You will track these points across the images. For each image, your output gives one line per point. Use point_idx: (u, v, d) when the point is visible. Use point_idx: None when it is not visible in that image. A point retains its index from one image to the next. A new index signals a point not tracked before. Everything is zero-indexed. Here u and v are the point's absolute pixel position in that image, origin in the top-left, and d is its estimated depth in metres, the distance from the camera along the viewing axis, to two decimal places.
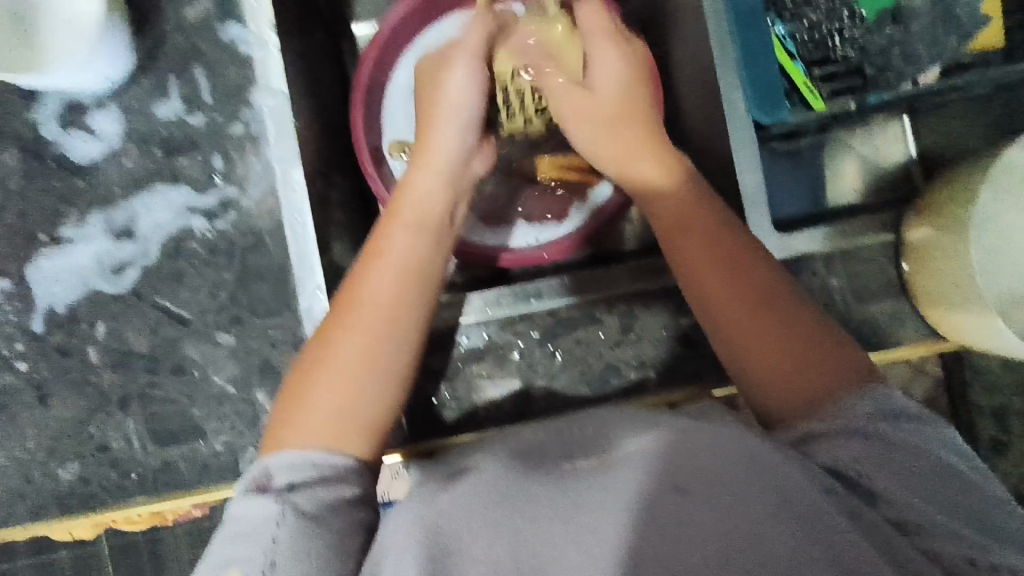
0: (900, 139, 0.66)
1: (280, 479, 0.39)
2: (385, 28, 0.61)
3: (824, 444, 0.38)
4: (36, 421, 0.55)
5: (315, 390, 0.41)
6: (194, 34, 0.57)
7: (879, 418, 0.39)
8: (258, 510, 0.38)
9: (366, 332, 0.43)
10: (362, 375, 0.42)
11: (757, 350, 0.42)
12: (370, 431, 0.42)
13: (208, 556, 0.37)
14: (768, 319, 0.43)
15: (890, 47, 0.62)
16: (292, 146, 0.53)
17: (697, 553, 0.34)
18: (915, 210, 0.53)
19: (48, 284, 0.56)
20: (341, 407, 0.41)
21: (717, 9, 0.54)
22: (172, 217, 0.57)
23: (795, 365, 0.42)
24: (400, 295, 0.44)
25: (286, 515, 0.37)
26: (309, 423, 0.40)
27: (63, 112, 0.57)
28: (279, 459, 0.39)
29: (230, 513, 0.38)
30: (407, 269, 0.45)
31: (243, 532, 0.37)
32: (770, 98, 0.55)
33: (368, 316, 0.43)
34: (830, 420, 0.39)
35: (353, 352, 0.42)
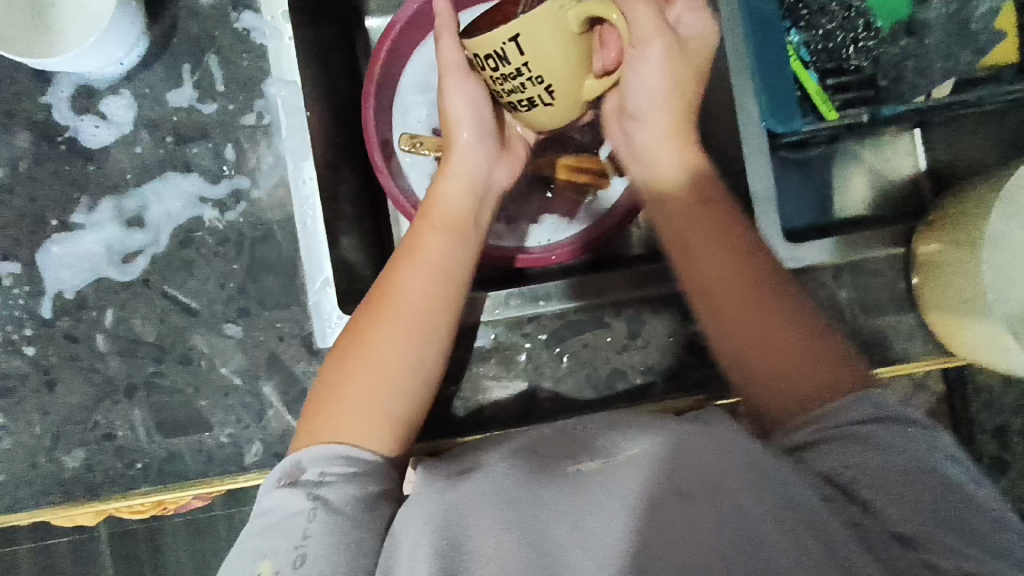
0: (910, 152, 0.66)
1: (312, 472, 0.40)
2: (399, 20, 0.59)
3: (822, 452, 0.39)
4: (43, 406, 0.55)
5: (349, 379, 0.43)
6: (209, 23, 0.57)
7: (878, 422, 0.39)
8: (289, 503, 0.38)
9: (400, 327, 0.44)
10: (396, 367, 0.43)
11: (774, 359, 0.43)
12: (394, 429, 0.43)
13: (239, 549, 0.38)
14: (781, 328, 0.43)
15: (905, 59, 0.62)
16: (306, 141, 0.55)
17: (704, 558, 0.34)
18: (924, 225, 0.54)
19: (57, 271, 0.56)
20: (371, 398, 0.42)
21: (734, 18, 0.55)
22: (183, 206, 0.57)
23: (810, 374, 0.42)
24: (431, 293, 0.45)
25: (316, 510, 0.38)
26: (345, 411, 0.42)
27: (76, 98, 0.57)
28: (311, 453, 0.41)
29: (259, 507, 0.39)
30: (434, 268, 0.46)
31: (274, 521, 0.38)
32: (785, 106, 0.55)
33: (400, 311, 0.44)
34: (830, 425, 0.39)
35: (385, 346, 0.44)
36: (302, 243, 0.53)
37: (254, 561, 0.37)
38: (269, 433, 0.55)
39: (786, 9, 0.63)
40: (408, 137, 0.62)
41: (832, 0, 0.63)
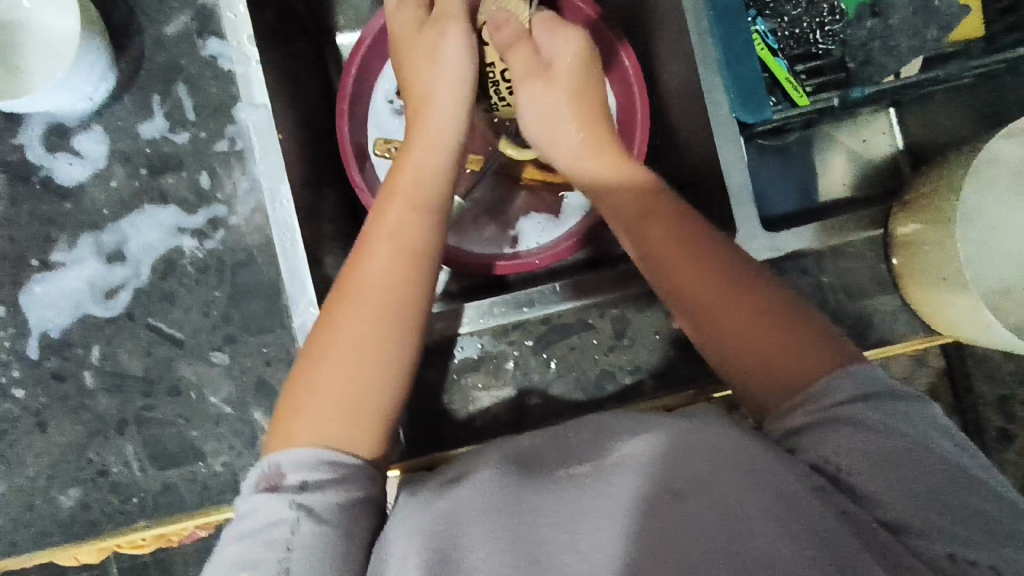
0: (886, 131, 0.66)
1: (293, 478, 0.38)
2: (367, 36, 0.61)
3: (808, 440, 0.38)
4: (35, 447, 0.55)
5: (320, 373, 0.41)
6: (176, 54, 0.57)
7: (861, 401, 0.39)
8: (271, 511, 0.37)
9: (367, 315, 0.42)
10: (368, 355, 0.42)
11: (750, 346, 0.42)
12: (373, 425, 0.41)
13: (217, 556, 0.37)
14: (750, 313, 0.43)
15: (872, 40, 0.62)
16: (279, 164, 0.53)
17: (697, 555, 0.34)
18: (898, 205, 0.54)
19: (41, 311, 0.56)
20: (346, 392, 0.41)
21: (698, 12, 0.55)
22: (162, 238, 0.57)
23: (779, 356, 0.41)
24: (397, 274, 0.44)
25: (301, 519, 0.37)
26: (316, 409, 0.40)
27: (49, 138, 0.57)
28: (288, 456, 0.39)
29: (237, 512, 0.38)
30: (400, 245, 0.45)
31: (256, 528, 0.37)
32: (754, 97, 0.55)
33: (366, 297, 0.43)
34: (822, 408, 0.39)
35: (354, 337, 0.42)
36: (283, 265, 0.52)
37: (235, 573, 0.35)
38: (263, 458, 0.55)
39: None
40: (382, 142, 0.62)
41: None
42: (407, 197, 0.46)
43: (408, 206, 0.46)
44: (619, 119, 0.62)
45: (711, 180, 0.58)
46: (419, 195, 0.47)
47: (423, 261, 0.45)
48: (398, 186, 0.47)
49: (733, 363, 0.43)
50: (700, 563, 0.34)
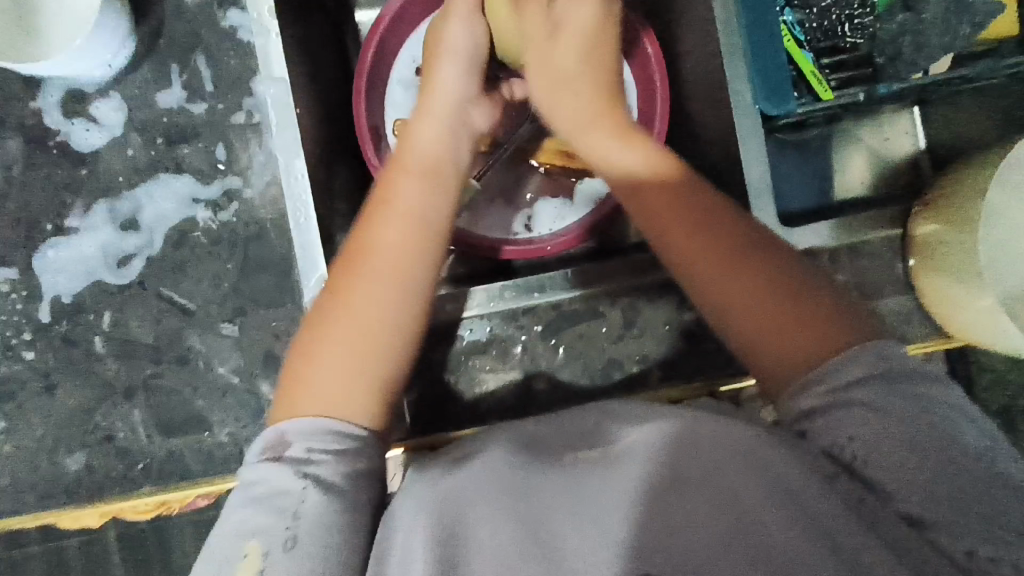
0: (909, 131, 0.65)
1: (298, 448, 0.38)
2: (388, 14, 0.61)
3: (821, 424, 0.38)
4: (44, 410, 0.56)
5: (325, 340, 0.41)
6: (196, 22, 0.57)
7: (873, 382, 0.37)
8: (277, 480, 0.37)
9: (375, 281, 0.42)
10: (374, 322, 0.42)
11: (754, 323, 0.41)
12: (373, 395, 0.41)
13: (222, 523, 0.37)
14: (755, 289, 0.42)
15: (902, 35, 0.60)
16: (295, 138, 0.53)
17: (699, 541, 0.34)
18: (922, 205, 0.52)
19: (53, 275, 0.57)
20: (353, 359, 0.41)
21: (725, 1, 0.53)
22: (175, 208, 0.57)
23: (789, 336, 0.40)
24: (407, 242, 0.44)
25: (308, 489, 0.37)
26: (321, 377, 0.40)
27: (66, 102, 0.57)
28: (295, 425, 0.39)
29: (244, 479, 0.38)
30: (407, 214, 0.45)
31: (262, 495, 0.37)
32: (779, 89, 0.54)
33: (375, 264, 0.43)
34: (832, 390, 0.38)
35: (362, 302, 0.42)
36: (295, 240, 0.52)
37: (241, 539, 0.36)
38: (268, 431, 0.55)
39: None
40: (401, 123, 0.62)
41: None
42: (416, 172, 0.47)
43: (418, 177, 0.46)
44: (639, 105, 0.62)
45: (729, 171, 0.57)
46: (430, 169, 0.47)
47: (433, 230, 0.45)
48: (407, 158, 0.48)
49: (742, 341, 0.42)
50: (701, 550, 0.34)
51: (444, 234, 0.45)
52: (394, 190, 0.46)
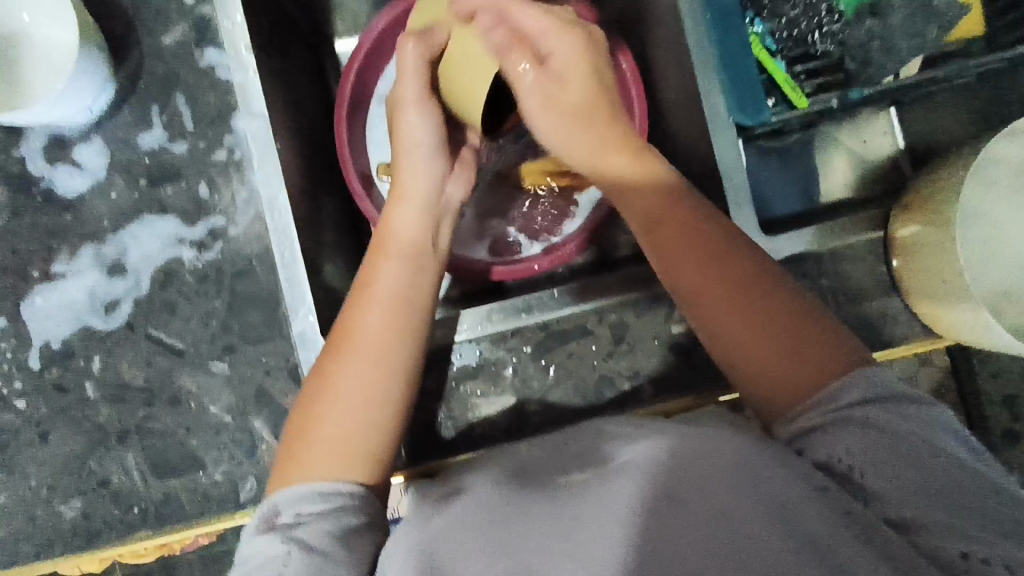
0: (887, 132, 0.65)
1: (287, 515, 0.38)
2: (364, 45, 0.62)
3: (820, 440, 0.38)
4: (37, 458, 0.56)
5: (318, 421, 0.41)
6: (174, 64, 0.57)
7: (872, 404, 0.38)
8: (266, 549, 0.37)
9: (363, 368, 0.42)
10: (362, 399, 0.42)
11: (768, 364, 0.41)
12: (369, 457, 0.41)
13: None
14: (764, 327, 0.42)
15: (871, 41, 0.61)
16: (277, 173, 0.54)
17: (692, 556, 0.33)
18: (900, 207, 0.53)
19: (42, 322, 0.57)
20: (342, 435, 0.41)
21: (697, 16, 0.54)
22: (160, 249, 0.57)
23: (792, 371, 0.41)
24: (388, 323, 0.44)
25: (291, 552, 0.36)
26: (314, 453, 0.40)
27: (49, 150, 0.57)
28: (285, 495, 0.39)
29: (237, 554, 0.38)
30: (391, 295, 0.45)
31: (253, 567, 0.36)
32: (751, 100, 0.56)
33: (360, 350, 0.43)
34: (830, 412, 0.39)
35: (352, 385, 0.42)
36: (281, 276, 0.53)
37: None
38: (262, 467, 0.55)
39: (748, 0, 0.63)
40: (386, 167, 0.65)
41: None
42: (398, 257, 0.47)
43: (397, 258, 0.46)
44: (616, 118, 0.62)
45: (705, 182, 0.57)
46: (409, 247, 0.47)
47: (419, 312, 0.45)
48: (388, 239, 0.47)
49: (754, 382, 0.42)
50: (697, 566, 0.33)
51: (427, 307, 0.46)
52: (378, 274, 0.46)
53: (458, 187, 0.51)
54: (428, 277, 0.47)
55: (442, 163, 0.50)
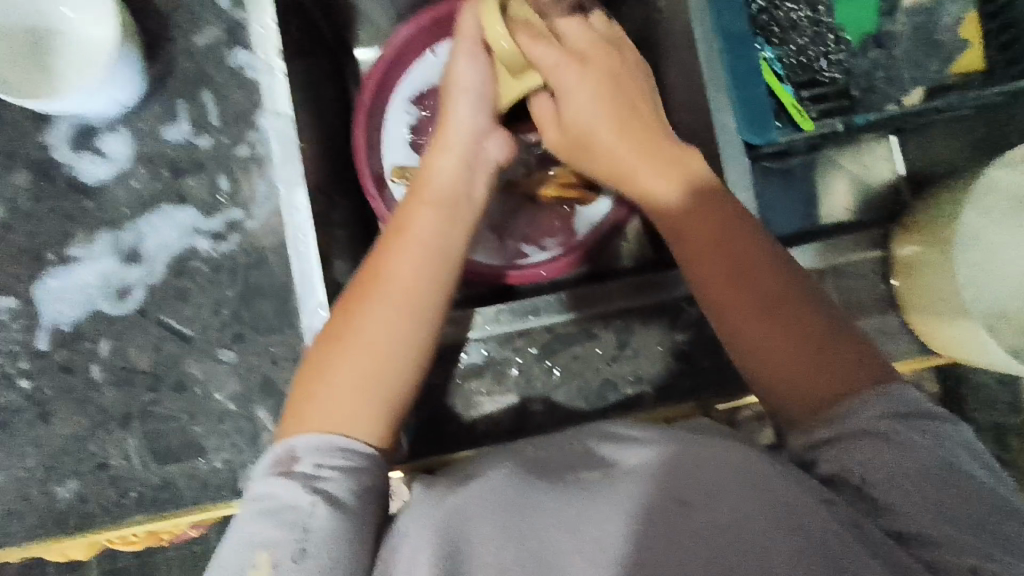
0: (887, 158, 0.67)
1: (307, 464, 0.40)
2: (387, 55, 0.66)
3: (833, 452, 0.38)
4: (37, 439, 0.55)
5: (341, 358, 0.43)
6: (204, 60, 0.59)
7: (895, 420, 0.38)
8: (286, 495, 0.38)
9: (390, 310, 0.44)
10: (385, 340, 0.43)
11: (785, 366, 0.41)
12: (384, 407, 0.42)
13: (227, 541, 0.38)
14: (788, 331, 0.42)
15: (875, 70, 0.64)
16: (297, 169, 0.55)
17: (697, 557, 0.34)
18: (901, 228, 0.55)
19: (53, 303, 0.57)
20: (361, 382, 0.42)
21: (710, 43, 0.57)
22: (178, 236, 0.58)
23: (813, 374, 0.41)
24: (419, 276, 0.45)
25: (316, 505, 0.38)
26: (333, 392, 0.42)
27: (76, 136, 0.58)
28: (304, 441, 0.40)
29: (251, 495, 0.39)
30: (423, 244, 0.46)
31: (272, 510, 0.38)
32: (761, 120, 0.58)
33: (388, 289, 0.44)
34: (838, 425, 0.39)
35: (378, 322, 0.43)
36: (295, 268, 0.54)
37: (252, 551, 0.36)
38: (263, 457, 0.55)
39: (758, 27, 0.65)
40: (398, 169, 0.66)
41: (802, 17, 0.65)
42: (431, 209, 0.48)
43: (432, 208, 0.48)
44: None
45: None
46: (444, 199, 0.48)
47: (445, 263, 0.46)
48: (425, 188, 0.49)
49: (775, 381, 0.42)
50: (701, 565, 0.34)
51: (455, 263, 0.47)
52: (411, 221, 0.47)
53: (500, 149, 0.51)
54: (458, 231, 0.48)
55: (488, 120, 0.50)
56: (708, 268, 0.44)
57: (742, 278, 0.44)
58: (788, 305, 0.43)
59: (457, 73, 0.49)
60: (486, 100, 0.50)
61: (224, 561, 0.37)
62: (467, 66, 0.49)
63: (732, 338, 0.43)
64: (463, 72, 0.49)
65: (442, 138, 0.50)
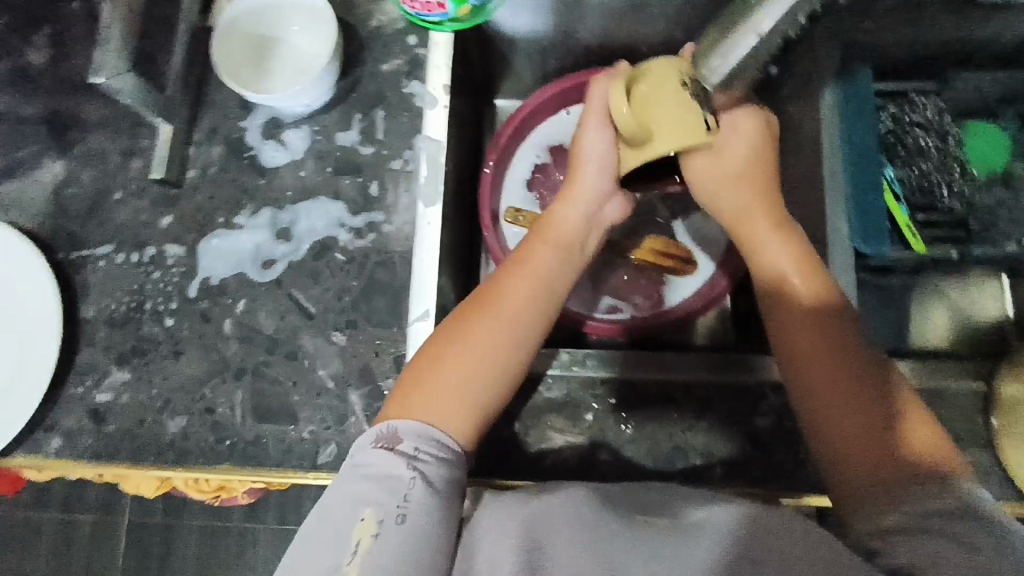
0: (995, 297, 0.67)
1: (408, 445, 0.42)
2: (529, 106, 0.73)
3: (901, 547, 0.37)
4: (164, 372, 0.63)
5: (445, 364, 0.45)
6: (385, 84, 0.69)
7: (975, 526, 0.37)
8: (389, 466, 0.41)
9: (501, 327, 0.47)
10: (491, 354, 0.46)
11: (873, 468, 0.42)
12: (477, 416, 0.45)
13: (330, 491, 0.41)
14: (877, 426, 0.43)
15: (999, 208, 0.65)
16: (437, 191, 0.62)
17: None
18: (1010, 366, 0.56)
19: (209, 258, 0.66)
20: (464, 385, 0.45)
21: (837, 154, 0.60)
22: (325, 225, 0.66)
23: (902, 474, 0.41)
24: (529, 303, 0.49)
25: (416, 480, 0.41)
26: (436, 391, 0.44)
27: (265, 126, 0.69)
28: (406, 426, 0.43)
29: (354, 458, 0.42)
30: (538, 278, 0.50)
31: (375, 475, 0.41)
32: (877, 232, 0.59)
33: (503, 310, 0.48)
34: (915, 517, 0.38)
35: (486, 338, 0.46)
36: (414, 275, 0.60)
37: (357, 506, 0.39)
38: (345, 438, 0.60)
39: (884, 147, 0.67)
40: (513, 211, 0.74)
41: (930, 146, 0.66)
42: (551, 248, 0.52)
43: (554, 249, 0.52)
44: None
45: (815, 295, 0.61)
46: (565, 244, 0.52)
47: (554, 298, 0.50)
48: (549, 231, 0.53)
49: (864, 483, 0.42)
50: None
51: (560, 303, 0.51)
52: (531, 256, 0.51)
53: (615, 210, 0.56)
54: (568, 272, 0.52)
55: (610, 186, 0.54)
56: (802, 357, 0.46)
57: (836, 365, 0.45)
58: (876, 400, 0.43)
59: (586, 141, 0.53)
60: (609, 166, 0.53)
61: (327, 511, 0.40)
62: (594, 135, 0.53)
63: (822, 430, 0.44)
64: (589, 143, 0.53)
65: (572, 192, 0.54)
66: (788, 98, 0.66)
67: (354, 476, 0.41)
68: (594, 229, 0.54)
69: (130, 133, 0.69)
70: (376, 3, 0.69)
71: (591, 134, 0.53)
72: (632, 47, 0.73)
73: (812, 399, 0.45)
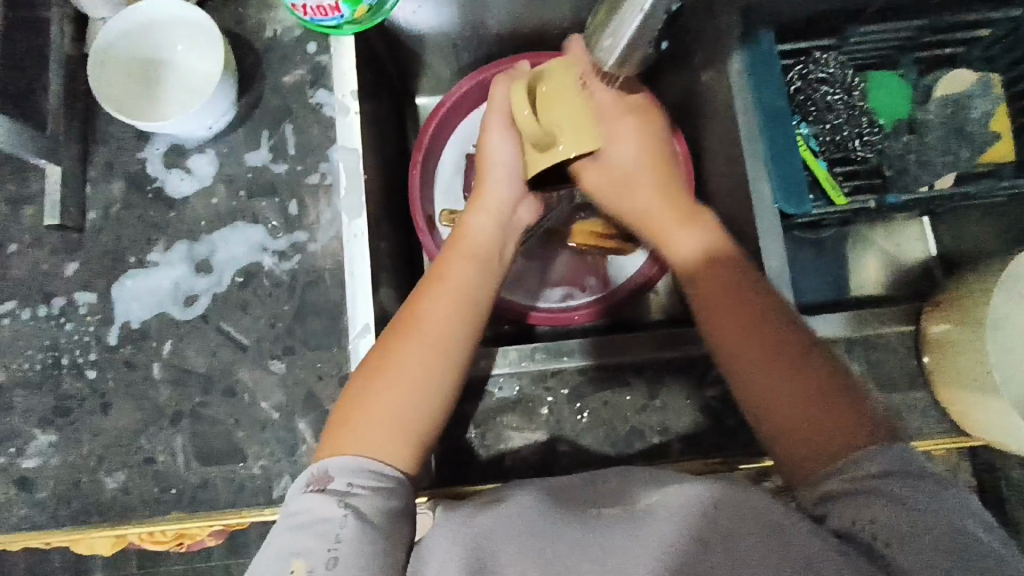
0: (919, 237, 0.70)
1: (340, 482, 0.41)
2: (447, 101, 0.71)
3: (838, 508, 0.39)
4: (92, 427, 0.59)
5: (371, 396, 0.45)
6: (290, 97, 0.65)
7: (894, 477, 0.39)
8: (319, 509, 0.40)
9: (424, 349, 0.46)
10: (416, 377, 0.45)
11: (802, 428, 0.43)
12: (413, 442, 0.44)
13: (265, 548, 0.40)
14: (800, 387, 0.44)
15: (907, 153, 0.68)
16: (360, 200, 0.60)
17: None
18: (931, 306, 0.56)
19: (126, 302, 0.62)
20: (391, 417, 0.44)
21: (750, 117, 0.60)
22: (246, 252, 0.63)
23: (826, 429, 0.42)
24: (451, 318, 0.48)
25: (348, 517, 0.39)
26: (365, 424, 0.44)
27: (169, 154, 0.65)
28: (337, 463, 0.42)
29: (287, 508, 0.41)
30: (457, 290, 0.49)
31: (306, 522, 0.40)
32: (796, 191, 0.60)
33: (423, 330, 0.47)
34: (852, 478, 0.40)
35: (410, 360, 0.46)
36: (347, 290, 0.58)
37: (288, 558, 0.38)
38: (298, 467, 0.58)
39: (795, 105, 0.68)
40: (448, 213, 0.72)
41: (838, 100, 0.68)
42: (467, 258, 0.51)
43: (469, 260, 0.51)
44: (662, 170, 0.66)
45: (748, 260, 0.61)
46: (481, 252, 0.52)
47: (476, 306, 0.49)
48: (463, 242, 0.52)
49: (794, 446, 0.43)
50: None
51: (484, 310, 0.50)
52: (449, 270, 0.50)
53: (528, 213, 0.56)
54: (487, 278, 0.51)
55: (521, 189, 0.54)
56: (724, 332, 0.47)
57: (757, 332, 0.46)
58: (797, 360, 0.45)
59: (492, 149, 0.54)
60: (517, 173, 0.54)
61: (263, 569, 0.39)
62: (499, 140, 0.54)
63: (752, 402, 0.45)
64: (495, 150, 0.54)
65: (481, 199, 0.54)
66: (699, 68, 0.66)
67: (288, 527, 0.40)
68: (509, 234, 0.54)
69: (17, 179, 0.64)
70: (269, 12, 0.66)
71: (496, 140, 0.54)
72: (542, 30, 0.72)
73: (740, 374, 0.46)
